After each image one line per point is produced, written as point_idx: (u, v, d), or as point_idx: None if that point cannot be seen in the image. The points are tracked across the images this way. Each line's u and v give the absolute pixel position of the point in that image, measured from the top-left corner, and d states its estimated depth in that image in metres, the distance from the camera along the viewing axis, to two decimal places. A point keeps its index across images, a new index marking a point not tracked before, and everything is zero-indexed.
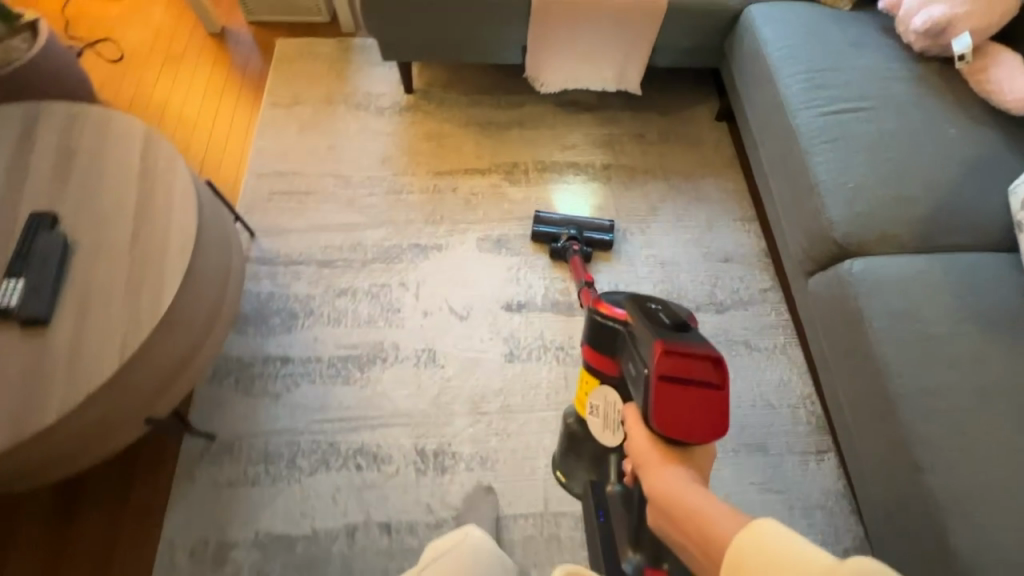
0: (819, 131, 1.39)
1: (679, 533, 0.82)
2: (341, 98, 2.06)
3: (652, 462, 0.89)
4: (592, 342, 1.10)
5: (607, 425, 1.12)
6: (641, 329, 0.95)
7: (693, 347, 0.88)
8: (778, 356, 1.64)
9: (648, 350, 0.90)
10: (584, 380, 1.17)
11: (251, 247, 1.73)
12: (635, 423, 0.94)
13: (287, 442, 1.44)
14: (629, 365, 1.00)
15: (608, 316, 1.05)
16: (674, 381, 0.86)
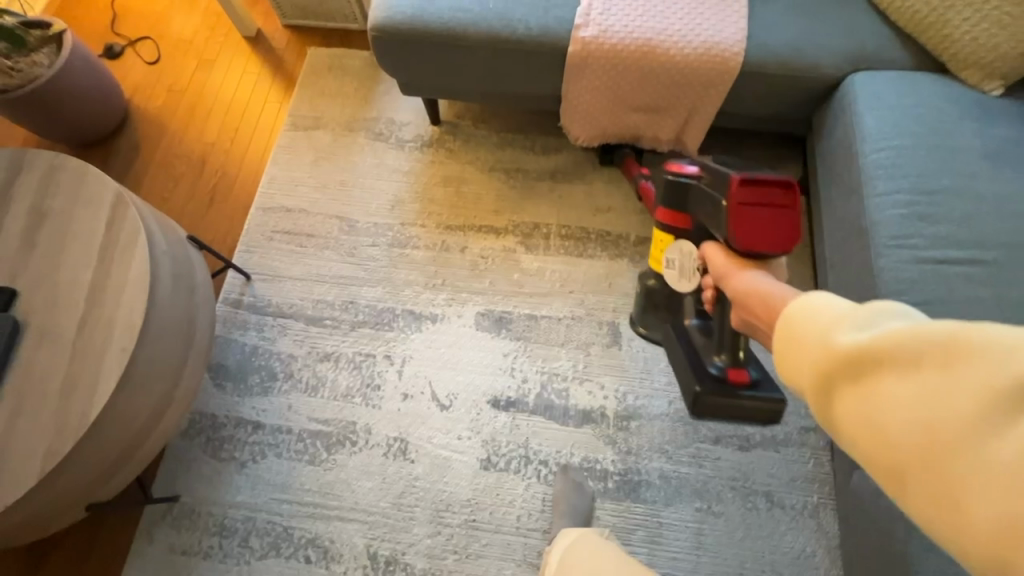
0: (908, 284, 1.04)
1: (754, 318, 0.73)
2: (362, 124, 1.89)
3: (731, 269, 0.86)
4: (669, 199, 1.08)
5: (683, 274, 1.07)
6: (716, 173, 0.95)
7: (768, 176, 0.85)
8: (805, 519, 1.36)
9: (721, 188, 0.90)
10: (659, 240, 1.16)
11: (245, 292, 1.66)
12: (712, 250, 0.92)
13: (243, 518, 1.40)
14: (703, 213, 0.99)
15: (683, 173, 1.04)
16: (751, 206, 0.84)
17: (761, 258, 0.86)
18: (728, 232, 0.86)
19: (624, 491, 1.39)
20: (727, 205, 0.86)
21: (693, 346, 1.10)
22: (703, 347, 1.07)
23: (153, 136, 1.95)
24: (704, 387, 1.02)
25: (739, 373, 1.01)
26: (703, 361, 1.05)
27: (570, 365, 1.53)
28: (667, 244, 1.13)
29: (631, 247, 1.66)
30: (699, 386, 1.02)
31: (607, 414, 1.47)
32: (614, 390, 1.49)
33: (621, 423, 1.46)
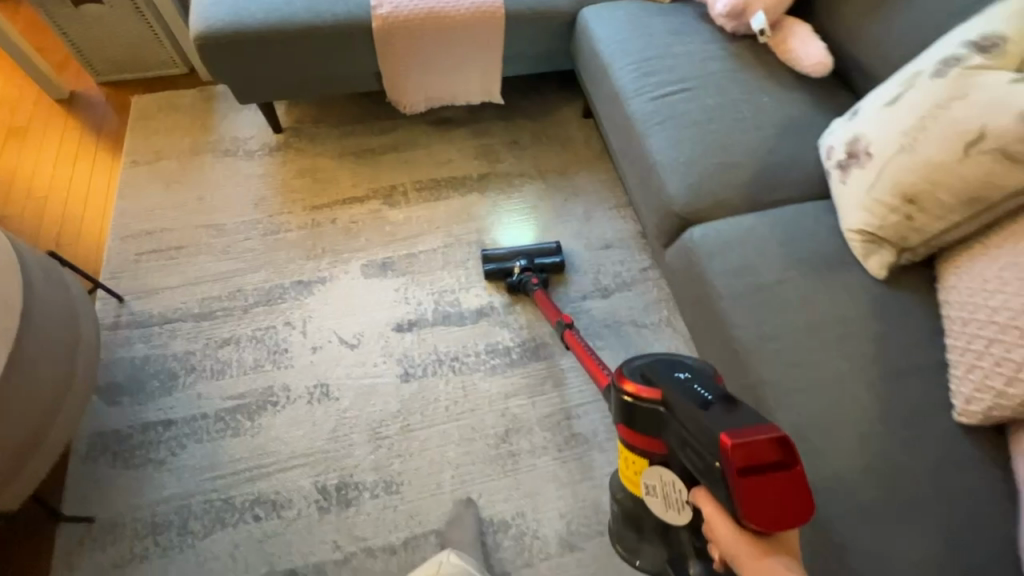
0: (651, 114, 1.48)
1: None
2: (207, 148, 2.01)
3: (744, 554, 0.70)
4: (624, 419, 0.87)
5: (668, 506, 0.85)
6: (689, 410, 0.76)
7: (757, 427, 0.70)
8: (665, 329, 1.71)
9: (705, 436, 0.72)
10: (621, 461, 0.91)
11: (121, 313, 1.65)
12: (714, 514, 0.74)
13: (175, 508, 1.37)
14: (681, 449, 0.79)
15: (638, 394, 0.84)
16: (755, 474, 0.68)
17: (772, 538, 0.71)
18: (738, 512, 0.69)
19: (527, 357, 1.64)
20: (723, 469, 0.69)
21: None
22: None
23: None
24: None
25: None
26: None
27: (454, 281, 1.76)
28: (642, 468, 0.88)
29: (476, 183, 1.99)
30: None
31: (496, 306, 1.72)
32: (496, 287, 1.76)
33: (509, 308, 1.72)
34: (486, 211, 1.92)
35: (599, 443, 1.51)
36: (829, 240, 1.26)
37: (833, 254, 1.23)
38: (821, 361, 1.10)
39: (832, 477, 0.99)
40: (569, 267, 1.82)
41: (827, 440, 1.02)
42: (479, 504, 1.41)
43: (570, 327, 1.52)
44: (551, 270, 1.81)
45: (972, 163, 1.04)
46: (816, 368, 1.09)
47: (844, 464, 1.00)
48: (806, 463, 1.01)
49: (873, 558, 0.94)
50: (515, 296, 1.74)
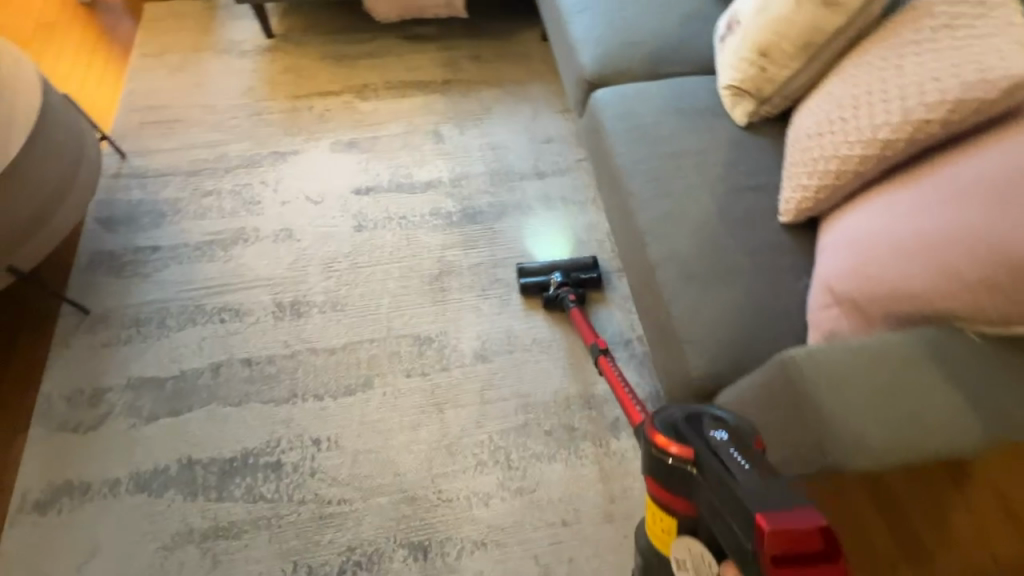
0: (576, 4, 1.73)
1: None
2: (207, 46, 2.30)
3: None
4: (654, 474, 0.85)
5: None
6: (724, 479, 0.75)
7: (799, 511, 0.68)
8: (590, 206, 1.94)
9: (734, 509, 0.72)
10: (652, 518, 0.90)
11: (122, 166, 1.93)
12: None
13: (156, 309, 1.64)
14: (717, 525, 0.77)
15: (670, 450, 0.81)
16: (793, 562, 0.66)
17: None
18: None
19: (466, 219, 1.89)
20: (759, 555, 0.67)
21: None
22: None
23: None
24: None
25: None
26: None
27: (410, 159, 2.02)
28: (671, 527, 0.87)
29: (439, 86, 2.25)
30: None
31: (444, 181, 1.98)
32: (445, 167, 2.01)
33: (455, 183, 1.98)
34: (446, 108, 2.18)
35: (518, 286, 1.75)
36: (708, 98, 1.50)
37: (707, 105, 1.47)
38: (682, 177, 1.33)
39: (671, 256, 1.22)
40: (608, 286, 1.76)
41: (672, 231, 1.26)
42: (411, 323, 1.66)
43: (606, 353, 1.47)
44: (496, 156, 2.06)
45: (803, 12, 1.29)
46: (674, 184, 1.32)
47: (682, 246, 1.23)
48: (654, 248, 1.25)
49: (696, 309, 1.15)
50: (551, 315, 1.69)
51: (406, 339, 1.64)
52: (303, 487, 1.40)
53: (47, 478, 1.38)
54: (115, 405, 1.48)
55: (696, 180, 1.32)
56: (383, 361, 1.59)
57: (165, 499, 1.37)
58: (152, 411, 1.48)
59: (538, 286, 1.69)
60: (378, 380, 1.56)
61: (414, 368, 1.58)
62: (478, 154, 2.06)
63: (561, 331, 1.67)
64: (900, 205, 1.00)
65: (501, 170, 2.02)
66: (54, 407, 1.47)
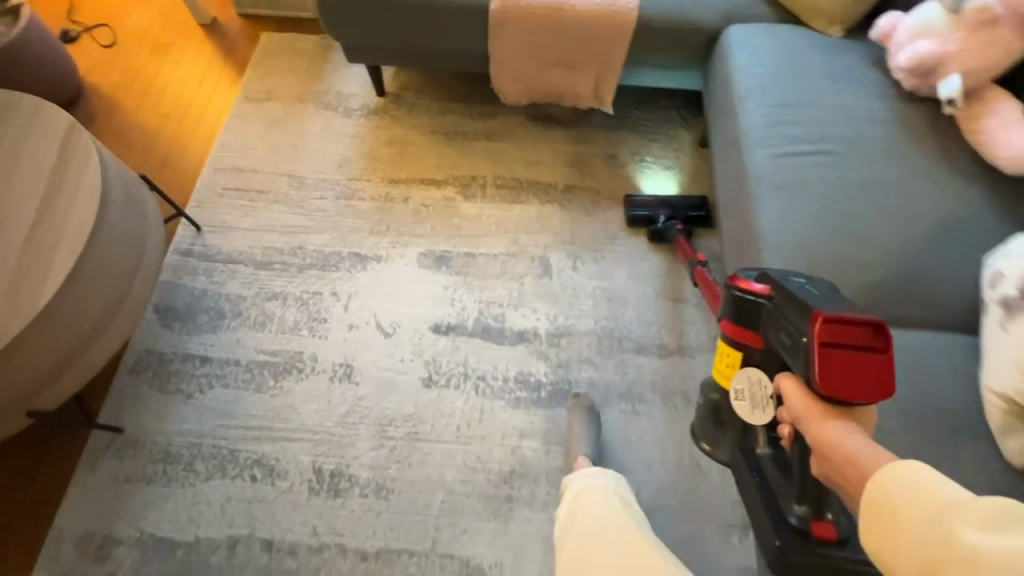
0: (771, 173, 1.23)
1: (836, 477, 0.71)
2: (312, 97, 2.03)
3: (811, 415, 0.79)
4: (733, 314, 1.03)
5: (755, 408, 0.96)
6: (793, 298, 0.88)
7: (851, 314, 0.79)
8: None
9: (800, 319, 0.84)
10: (726, 360, 1.08)
11: (195, 241, 1.74)
12: (790, 385, 0.84)
13: (189, 443, 1.44)
14: (778, 335, 0.91)
15: (750, 288, 0.99)
16: (837, 348, 0.77)
17: (847, 407, 0.78)
18: (811, 375, 0.78)
19: (556, 398, 1.51)
20: (808, 342, 0.79)
21: (768, 481, 0.97)
22: (780, 484, 0.95)
23: (105, 113, 2.04)
24: (784, 541, 0.91)
25: (826, 528, 0.90)
26: (781, 510, 0.93)
27: (504, 294, 1.66)
28: (735, 360, 1.05)
29: (558, 194, 1.84)
30: (778, 540, 0.91)
31: (540, 333, 1.60)
32: (546, 313, 1.63)
33: (553, 339, 1.59)
34: (561, 227, 1.77)
35: None
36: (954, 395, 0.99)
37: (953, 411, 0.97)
38: None
39: None
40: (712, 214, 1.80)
41: None
42: (462, 541, 1.33)
43: (704, 266, 1.60)
44: (610, 310, 1.64)
45: None
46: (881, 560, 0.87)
47: None
48: None
49: None
50: (653, 246, 1.75)
51: (452, 562, 1.32)
52: None
53: None
54: (121, 565, 1.30)
55: None
56: None
57: None
58: None
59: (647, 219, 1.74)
60: None
61: None
62: (588, 302, 1.65)
63: (655, 502, 1.39)
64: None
65: (613, 332, 1.60)
66: (62, 550, 1.31)
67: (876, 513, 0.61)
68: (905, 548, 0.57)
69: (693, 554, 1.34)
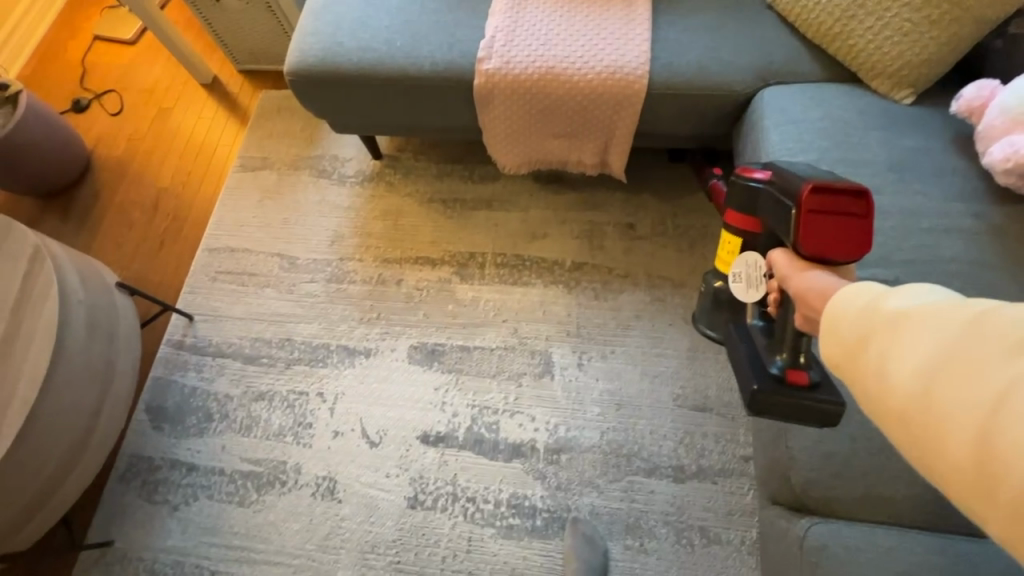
0: None
1: (812, 318, 0.71)
2: (307, 163, 1.93)
3: (793, 273, 0.77)
4: (737, 203, 1.00)
5: (751, 284, 0.91)
6: (787, 176, 0.86)
7: (842, 183, 0.78)
8: (742, 556, 1.28)
9: (792, 193, 0.82)
10: (725, 245, 1.07)
11: (187, 332, 1.69)
12: (778, 255, 0.83)
13: (173, 562, 1.40)
14: (772, 220, 0.89)
15: (752, 175, 0.96)
16: (826, 215, 0.76)
17: (831, 267, 0.77)
18: (797, 239, 0.77)
19: (552, 528, 1.35)
20: (797, 213, 0.78)
21: (753, 346, 0.90)
22: (766, 346, 0.88)
23: (110, 186, 2.03)
24: (762, 385, 0.84)
25: (801, 374, 0.83)
26: (762, 361, 0.87)
27: (500, 398, 1.49)
28: (735, 247, 1.04)
29: (565, 273, 1.63)
30: (755, 384, 0.84)
31: (537, 448, 1.43)
32: (545, 422, 1.45)
33: (552, 455, 1.41)
34: (567, 315, 1.58)
35: None
36: None
37: None
38: None
39: None
40: None
41: None
42: None
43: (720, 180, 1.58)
44: (619, 419, 1.43)
45: None
46: None
47: None
48: None
49: None
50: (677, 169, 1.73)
51: None
52: None
53: None
54: None
55: None
56: None
57: None
58: None
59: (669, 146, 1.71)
60: None
61: None
62: (594, 409, 1.45)
63: None
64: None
65: (621, 447, 1.40)
66: None
67: (823, 318, 0.62)
68: (841, 331, 0.59)
69: None
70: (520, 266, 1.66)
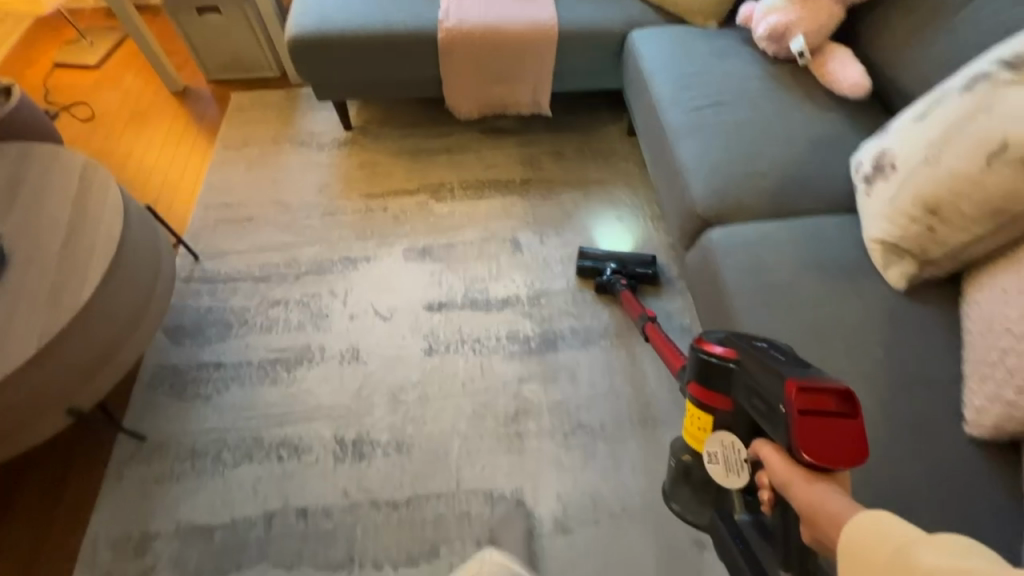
0: (682, 124, 1.56)
1: (826, 539, 0.76)
2: (286, 139, 2.28)
3: (796, 479, 0.81)
4: (698, 375, 1.00)
5: (730, 469, 0.96)
6: (760, 359, 0.88)
7: (821, 380, 0.80)
8: (685, 337, 1.73)
9: (775, 385, 0.82)
10: (690, 419, 1.05)
11: (195, 268, 1.88)
12: (774, 458, 0.86)
13: (213, 439, 1.53)
14: (751, 403, 0.89)
15: (715, 352, 0.96)
16: (814, 417, 0.77)
17: (828, 472, 0.79)
18: (794, 442, 0.78)
19: (545, 347, 1.70)
20: (785, 413, 0.79)
21: (750, 544, 0.89)
22: (765, 549, 0.88)
23: None
24: None
25: None
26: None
27: (485, 270, 1.88)
28: (708, 424, 1.01)
29: (517, 187, 2.12)
30: None
31: (521, 297, 1.81)
32: (524, 280, 1.85)
33: (533, 300, 1.81)
34: (525, 213, 2.04)
35: (605, 435, 1.54)
36: (852, 249, 1.27)
37: (852, 260, 1.25)
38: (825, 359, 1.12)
39: None
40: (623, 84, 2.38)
41: None
42: (482, 476, 1.47)
43: (653, 322, 1.61)
44: None
45: (995, 172, 1.05)
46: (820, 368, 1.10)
47: None
48: None
49: None
50: (601, 296, 1.81)
51: (476, 496, 1.45)
52: None
53: None
54: (161, 557, 1.35)
55: (843, 364, 1.10)
56: (450, 524, 1.40)
57: None
58: (198, 568, 1.34)
59: (594, 270, 1.80)
60: (443, 551, 1.37)
61: (487, 536, 1.39)
62: (558, 267, 1.89)
63: (641, 409, 1.58)
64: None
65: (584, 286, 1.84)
66: (99, 554, 1.35)
67: (845, 547, 0.70)
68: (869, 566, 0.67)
69: None
70: (481, 187, 2.12)
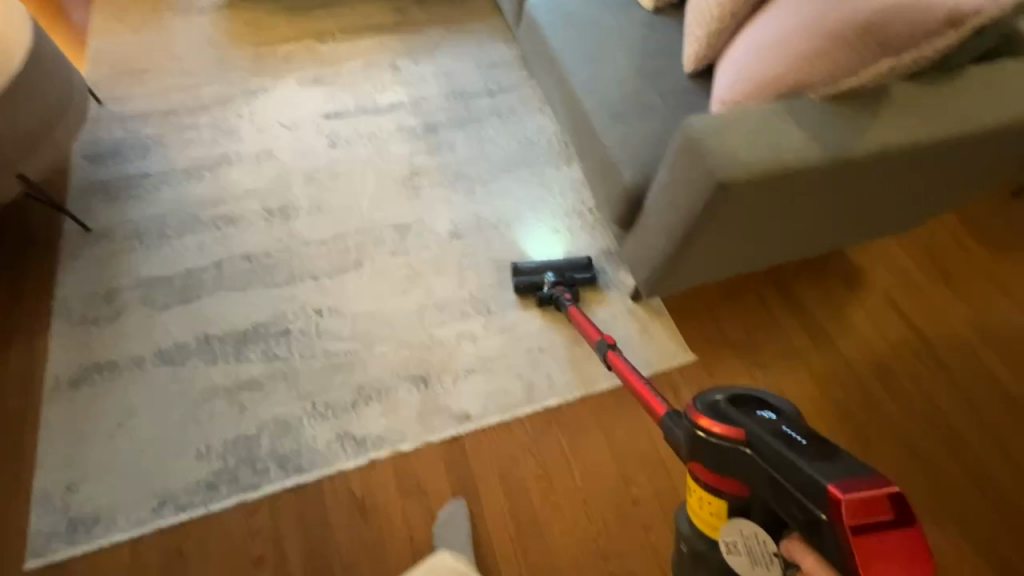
0: None
1: None
2: (165, 7, 2.44)
3: None
4: (702, 457, 0.89)
5: (755, 562, 0.84)
6: (782, 450, 0.79)
7: (863, 480, 0.72)
8: (538, 113, 2.21)
9: (807, 488, 0.73)
10: (694, 498, 0.94)
11: (101, 111, 2.08)
12: (810, 558, 0.73)
13: (154, 223, 1.80)
14: (779, 503, 0.78)
15: (715, 430, 0.87)
16: (866, 530, 0.68)
17: None
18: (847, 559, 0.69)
19: (428, 132, 2.12)
20: (830, 520, 0.70)
21: None
22: None
23: None
24: None
25: None
26: None
27: (371, 87, 2.24)
28: (721, 509, 0.90)
29: (390, 28, 2.46)
30: None
31: (404, 103, 2.20)
32: (405, 91, 2.24)
33: (415, 104, 2.20)
34: (399, 46, 2.40)
35: (481, 179, 2.00)
36: None
37: None
38: (605, 51, 1.62)
39: (605, 105, 1.51)
40: None
41: (602, 89, 1.54)
42: (390, 215, 1.88)
43: (613, 347, 1.41)
44: (449, 81, 2.29)
45: None
46: (601, 56, 1.61)
47: (611, 98, 1.52)
48: (588, 101, 1.53)
49: (621, 136, 1.45)
50: (545, 310, 1.70)
51: (387, 228, 1.86)
52: (311, 345, 1.60)
53: (75, 361, 1.53)
54: (130, 299, 1.64)
55: (616, 50, 1.62)
56: (369, 246, 1.80)
57: (189, 365, 1.54)
58: (165, 301, 1.65)
59: (532, 286, 1.68)
60: (366, 261, 1.77)
61: (399, 249, 1.81)
62: (433, 81, 2.29)
63: (507, 159, 2.06)
64: (779, 11, 1.28)
65: (455, 90, 2.26)
66: (73, 306, 1.62)
67: None
68: None
69: (545, 181, 2.01)
70: (358, 30, 2.44)
